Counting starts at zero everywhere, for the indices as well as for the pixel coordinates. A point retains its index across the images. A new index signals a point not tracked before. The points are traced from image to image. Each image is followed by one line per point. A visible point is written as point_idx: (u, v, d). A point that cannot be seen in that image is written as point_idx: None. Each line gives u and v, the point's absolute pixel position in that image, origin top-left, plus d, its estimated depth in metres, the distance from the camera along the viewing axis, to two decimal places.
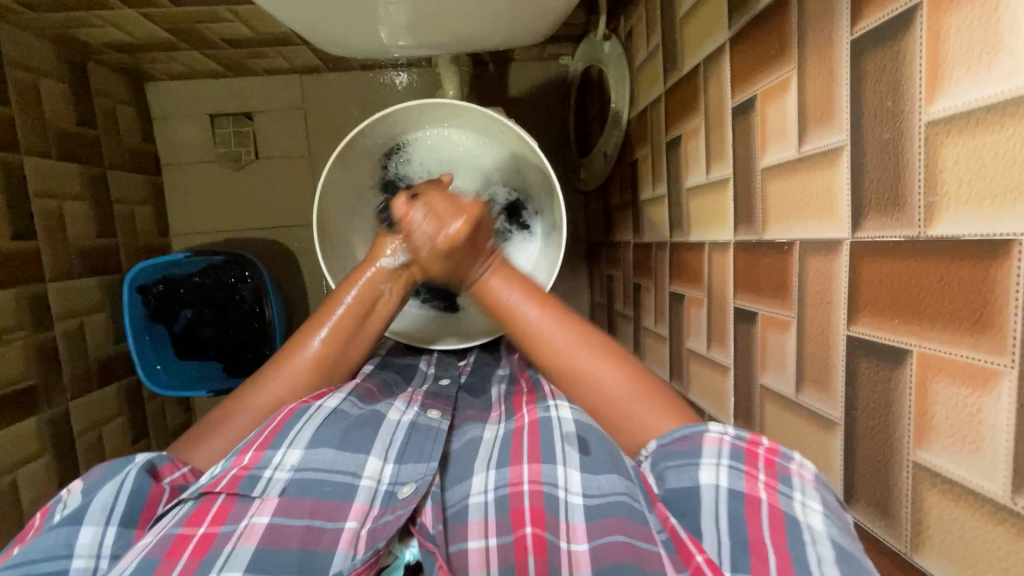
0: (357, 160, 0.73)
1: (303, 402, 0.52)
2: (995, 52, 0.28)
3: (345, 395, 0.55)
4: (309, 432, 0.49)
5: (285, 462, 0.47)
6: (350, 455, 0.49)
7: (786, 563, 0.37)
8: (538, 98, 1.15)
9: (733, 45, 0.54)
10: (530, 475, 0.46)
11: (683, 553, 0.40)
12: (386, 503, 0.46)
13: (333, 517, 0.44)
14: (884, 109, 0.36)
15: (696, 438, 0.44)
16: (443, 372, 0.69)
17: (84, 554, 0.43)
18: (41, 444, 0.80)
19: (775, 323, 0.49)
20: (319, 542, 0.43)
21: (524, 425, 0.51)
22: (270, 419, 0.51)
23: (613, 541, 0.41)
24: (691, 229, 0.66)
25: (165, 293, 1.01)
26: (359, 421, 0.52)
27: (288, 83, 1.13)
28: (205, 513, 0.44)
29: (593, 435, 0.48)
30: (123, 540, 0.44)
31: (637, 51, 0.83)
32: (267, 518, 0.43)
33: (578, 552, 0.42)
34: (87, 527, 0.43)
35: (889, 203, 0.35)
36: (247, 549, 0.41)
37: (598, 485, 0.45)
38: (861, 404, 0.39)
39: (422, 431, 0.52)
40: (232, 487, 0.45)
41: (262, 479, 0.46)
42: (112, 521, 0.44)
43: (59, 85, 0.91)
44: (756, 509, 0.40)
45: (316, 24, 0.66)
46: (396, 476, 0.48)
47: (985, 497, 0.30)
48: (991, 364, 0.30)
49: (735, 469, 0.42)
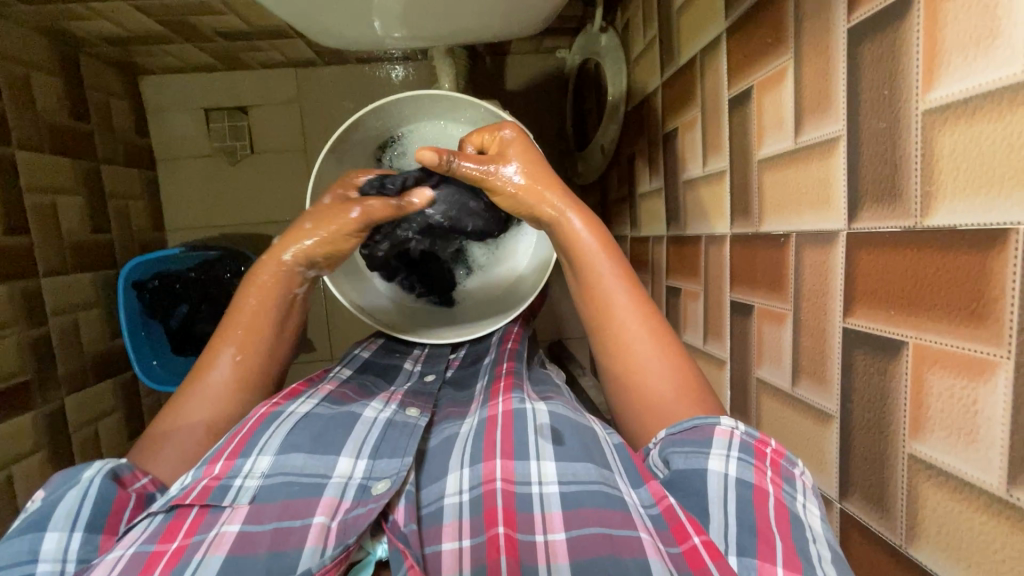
0: (351, 153, 0.72)
1: (274, 408, 0.52)
2: (993, 38, 0.28)
3: (317, 401, 0.55)
4: (279, 439, 0.49)
5: (255, 469, 0.47)
6: (319, 457, 0.49)
7: (791, 553, 0.37)
8: (535, 92, 1.14)
9: (729, 36, 0.53)
10: (502, 472, 0.46)
11: (678, 532, 0.40)
12: (358, 497, 0.46)
13: (302, 516, 0.44)
14: (881, 98, 0.35)
15: (708, 429, 0.43)
16: (428, 369, 0.69)
17: (49, 558, 0.42)
18: (37, 440, 0.80)
19: (772, 316, 0.48)
20: (287, 542, 0.42)
21: (498, 416, 0.52)
22: (240, 427, 0.50)
23: (590, 533, 0.41)
24: (688, 222, 0.66)
25: (160, 288, 1.00)
26: (333, 421, 0.52)
27: (283, 76, 1.13)
28: (177, 527, 0.43)
29: (568, 428, 0.49)
30: (90, 545, 0.43)
31: (634, 43, 0.82)
32: (236, 526, 0.43)
33: (555, 543, 0.42)
34: (52, 534, 0.42)
35: (885, 194, 0.35)
36: (218, 557, 0.40)
37: (574, 473, 0.45)
38: (856, 396, 0.39)
39: (399, 427, 0.53)
40: (203, 498, 0.44)
41: (233, 488, 0.46)
42: (77, 527, 0.43)
43: (51, 78, 0.91)
44: (763, 499, 0.40)
45: (309, 16, 0.66)
46: (369, 472, 0.48)
47: (981, 489, 0.30)
48: (987, 355, 0.29)
49: (745, 460, 0.41)
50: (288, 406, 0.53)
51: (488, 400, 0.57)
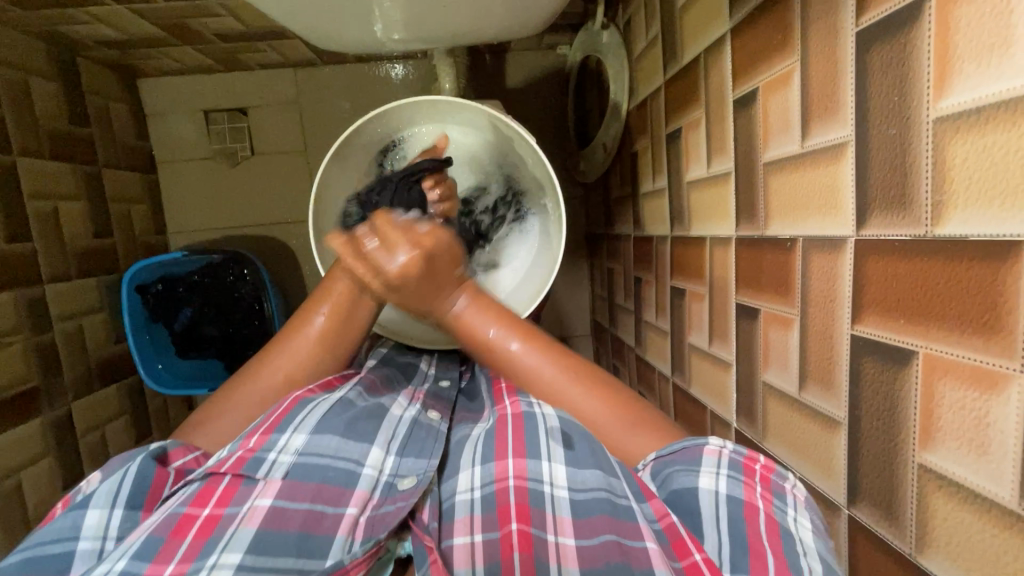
0: (353, 158, 0.72)
1: (310, 391, 0.53)
2: (1007, 46, 0.27)
3: (351, 386, 0.56)
4: (315, 419, 0.50)
5: (288, 446, 0.48)
6: (352, 444, 0.49)
7: (782, 566, 0.37)
8: (535, 89, 1.13)
9: (733, 38, 0.53)
10: (515, 470, 0.48)
11: (679, 548, 0.41)
12: (386, 494, 0.47)
13: (336, 503, 0.46)
14: (890, 103, 0.35)
15: (696, 450, 0.45)
16: (443, 374, 0.70)
17: (90, 536, 0.44)
18: (45, 445, 0.80)
19: (778, 321, 0.48)
20: (319, 526, 0.44)
21: (507, 417, 0.52)
22: (278, 404, 0.51)
23: (605, 541, 0.43)
24: (692, 223, 0.65)
25: (164, 292, 1.01)
26: (367, 411, 0.53)
27: (282, 77, 1.12)
28: (211, 492, 0.45)
29: (579, 433, 0.49)
30: (128, 522, 0.45)
31: (636, 41, 0.81)
32: (268, 501, 0.44)
33: (565, 546, 0.44)
34: (93, 511, 0.45)
35: (894, 203, 0.35)
36: (250, 531, 0.42)
37: (583, 480, 0.47)
38: (865, 404, 0.39)
39: (424, 429, 0.53)
40: (237, 467, 0.46)
41: (266, 461, 0.47)
42: (118, 505, 0.45)
43: (50, 83, 0.90)
44: (752, 514, 0.41)
45: (310, 21, 0.65)
46: (396, 468, 0.49)
47: (991, 501, 0.30)
48: (999, 367, 0.29)
49: (734, 478, 0.43)
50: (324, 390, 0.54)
51: (495, 403, 0.57)
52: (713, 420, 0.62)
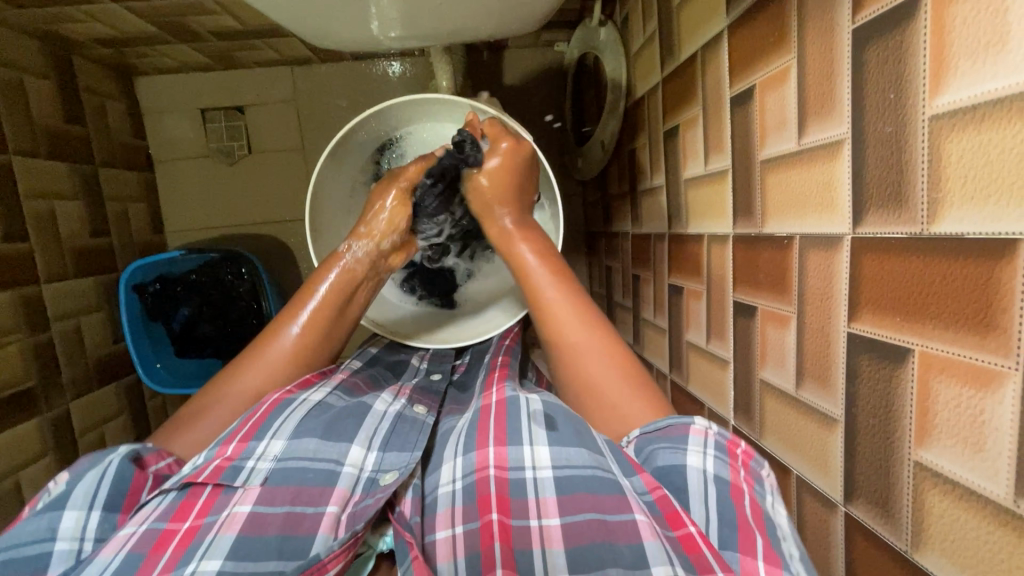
0: (350, 156, 0.72)
1: (287, 395, 0.54)
2: (1003, 44, 0.27)
3: (330, 389, 0.57)
4: (293, 424, 0.51)
5: (267, 453, 0.48)
6: (331, 444, 0.50)
7: (767, 549, 0.37)
8: (533, 86, 1.13)
9: (730, 35, 0.53)
10: (496, 459, 0.48)
11: (673, 519, 0.41)
12: (367, 489, 0.48)
13: (314, 503, 0.46)
14: (886, 101, 0.34)
15: (682, 428, 0.45)
16: (434, 368, 0.70)
17: (68, 537, 0.44)
18: (43, 445, 0.80)
19: (775, 318, 0.48)
20: (300, 527, 0.44)
21: (491, 405, 0.54)
22: (254, 410, 0.52)
23: (585, 519, 0.43)
24: (689, 221, 0.65)
25: (161, 291, 1.01)
26: (345, 411, 0.54)
27: (279, 76, 1.12)
28: (189, 507, 0.45)
29: (560, 415, 0.50)
30: (107, 523, 0.46)
31: (634, 38, 0.81)
32: (248, 506, 0.44)
33: (550, 527, 0.43)
34: (70, 512, 0.45)
35: (891, 201, 0.34)
36: (229, 537, 0.42)
37: (567, 457, 0.46)
38: (861, 402, 0.39)
39: (408, 422, 0.54)
40: (215, 478, 0.46)
41: (245, 469, 0.47)
42: (95, 506, 0.45)
43: (46, 82, 0.90)
44: (738, 495, 0.41)
45: (307, 19, 0.65)
46: (379, 463, 0.50)
47: (987, 499, 0.30)
48: (994, 365, 0.29)
49: (721, 458, 0.43)
50: (301, 394, 0.55)
51: (483, 391, 0.59)
52: (711, 418, 0.62)
